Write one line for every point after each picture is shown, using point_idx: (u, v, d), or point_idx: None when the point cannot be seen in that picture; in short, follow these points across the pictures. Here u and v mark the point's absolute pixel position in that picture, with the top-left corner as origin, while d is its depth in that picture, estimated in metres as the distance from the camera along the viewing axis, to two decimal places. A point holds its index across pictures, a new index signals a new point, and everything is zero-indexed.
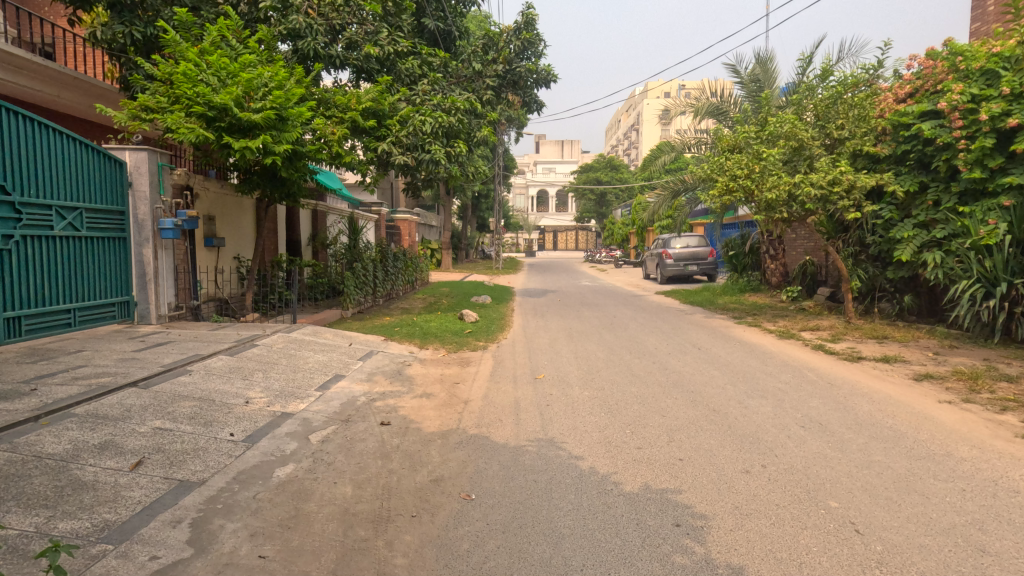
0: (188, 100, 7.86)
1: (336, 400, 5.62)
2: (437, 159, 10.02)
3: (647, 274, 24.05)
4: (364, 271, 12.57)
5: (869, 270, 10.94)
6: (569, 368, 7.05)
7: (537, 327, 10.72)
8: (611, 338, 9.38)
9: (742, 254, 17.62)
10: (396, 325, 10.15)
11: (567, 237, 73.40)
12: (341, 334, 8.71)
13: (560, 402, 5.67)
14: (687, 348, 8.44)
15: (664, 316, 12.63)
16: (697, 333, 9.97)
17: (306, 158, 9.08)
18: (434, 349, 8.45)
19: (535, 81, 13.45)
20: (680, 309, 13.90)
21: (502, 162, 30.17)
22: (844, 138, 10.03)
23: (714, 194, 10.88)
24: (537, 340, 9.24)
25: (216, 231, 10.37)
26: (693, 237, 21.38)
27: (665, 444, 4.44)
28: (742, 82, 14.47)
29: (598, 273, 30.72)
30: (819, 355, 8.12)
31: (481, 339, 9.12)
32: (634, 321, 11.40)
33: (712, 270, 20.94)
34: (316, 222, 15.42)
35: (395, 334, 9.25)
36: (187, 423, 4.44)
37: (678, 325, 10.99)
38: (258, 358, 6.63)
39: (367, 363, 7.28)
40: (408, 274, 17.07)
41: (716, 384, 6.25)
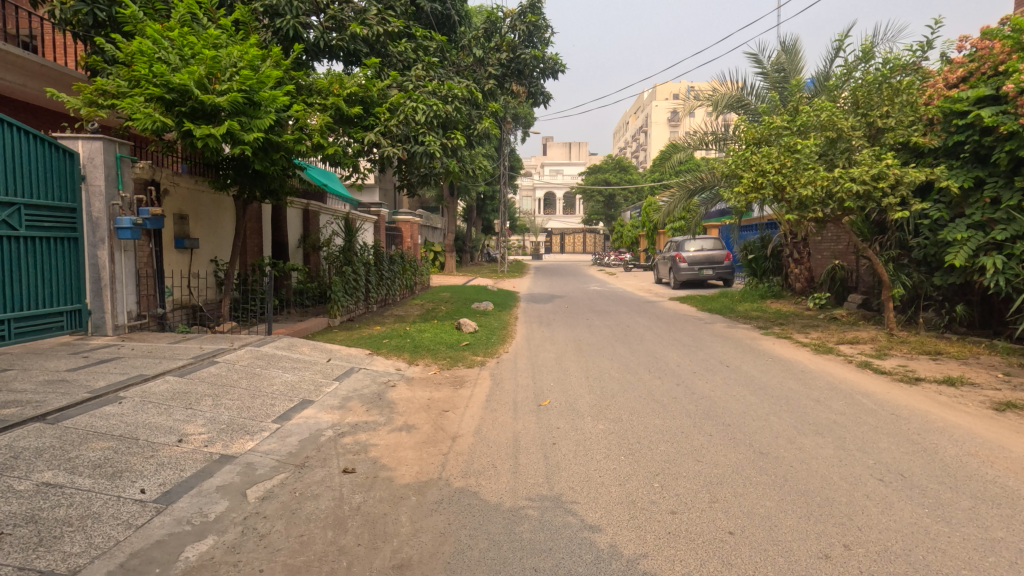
0: (145, 82, 6.91)
1: (295, 437, 4.60)
2: (431, 152, 9.03)
3: (659, 278, 22.96)
4: (355, 275, 11.57)
5: (913, 277, 9.82)
6: (580, 392, 6.01)
7: (543, 338, 9.69)
8: (626, 353, 8.29)
9: (763, 257, 16.50)
10: (386, 336, 9.15)
11: (574, 239, 72.23)
12: (320, 348, 7.72)
13: (568, 440, 4.62)
14: (714, 366, 7.35)
15: (682, 325, 11.52)
16: (723, 347, 8.86)
17: (284, 149, 8.12)
18: (424, 365, 7.42)
19: (541, 70, 12.49)
20: (699, 317, 12.77)
21: (508, 162, 29.21)
22: (887, 128, 8.93)
23: (739, 191, 9.80)
24: (542, 354, 8.20)
25: (189, 231, 9.42)
26: (708, 240, 20.29)
27: (708, 507, 3.40)
28: (765, 73, 13.43)
29: (606, 277, 29.63)
30: (868, 375, 7.02)
31: (479, 354, 8.09)
32: (651, 333, 10.28)
33: (728, 275, 19.81)
34: (308, 222, 14.46)
35: (383, 347, 8.25)
36: (85, 476, 3.42)
37: (700, 337, 9.87)
38: (212, 381, 5.62)
39: (343, 384, 6.26)
40: (406, 278, 16.07)
41: (757, 416, 5.18)
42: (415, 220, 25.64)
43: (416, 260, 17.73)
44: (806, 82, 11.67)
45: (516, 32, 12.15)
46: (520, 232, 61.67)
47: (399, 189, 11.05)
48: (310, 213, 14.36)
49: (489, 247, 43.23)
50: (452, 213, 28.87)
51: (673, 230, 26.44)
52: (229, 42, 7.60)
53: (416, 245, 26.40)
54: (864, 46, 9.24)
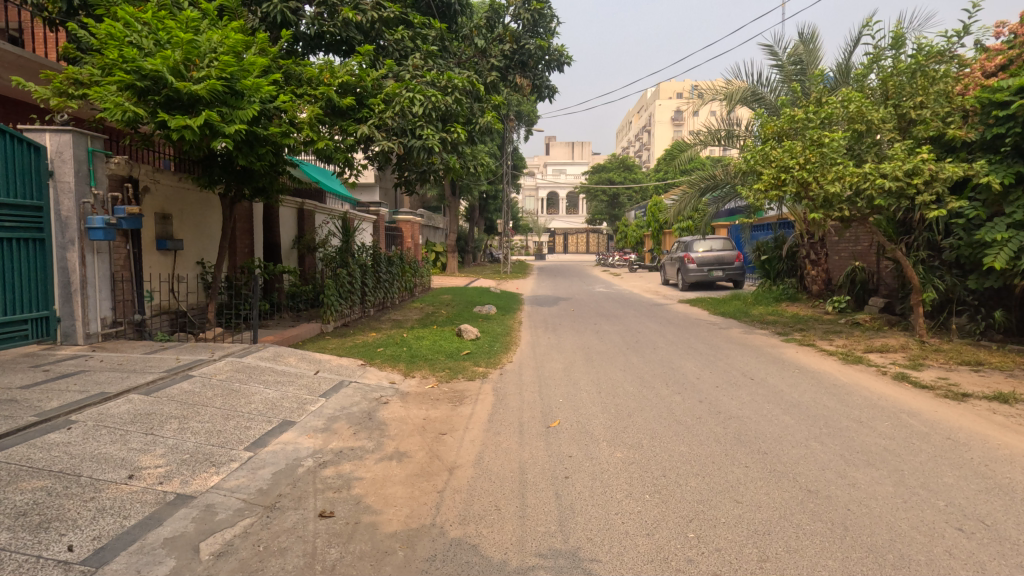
0: (116, 68, 6.33)
1: (270, 468, 4.00)
2: (429, 146, 8.44)
3: (666, 279, 22.32)
4: (350, 277, 10.98)
5: (945, 281, 9.16)
6: (593, 411, 5.39)
7: (549, 345, 9.08)
8: (640, 363, 7.67)
9: (776, 258, 15.86)
10: (382, 343, 8.55)
11: (576, 239, 71.60)
12: (309, 358, 7.13)
13: (582, 473, 4.01)
14: (738, 379, 6.72)
15: (696, 331, 10.88)
16: (744, 356, 8.23)
17: (270, 143, 7.53)
18: (421, 378, 6.82)
19: (545, 62, 11.91)
20: (712, 321, 12.14)
21: (510, 160, 28.54)
22: (920, 120, 8.29)
23: (757, 189, 9.20)
24: (549, 364, 7.59)
25: (173, 231, 8.84)
26: (717, 240, 19.66)
27: (758, 569, 2.79)
28: (781, 64, 12.82)
29: (611, 278, 29.02)
30: (908, 389, 6.40)
31: (481, 364, 7.48)
32: (665, 339, 9.64)
33: (739, 276, 19.17)
34: (303, 222, 13.87)
35: (377, 356, 7.64)
36: (2, 529, 2.82)
37: (717, 344, 9.24)
38: (181, 399, 5.01)
39: (331, 400, 5.64)
40: (405, 280, 15.48)
41: (796, 441, 4.56)
42: (416, 220, 25.08)
43: (415, 261, 17.11)
44: (827, 72, 11.04)
45: (519, 21, 11.55)
46: (522, 232, 61.10)
47: (397, 186, 10.46)
48: (305, 212, 13.79)
49: (491, 247, 42.66)
50: (454, 212, 28.26)
51: (680, 229, 25.80)
52: (210, 26, 7.01)
53: (417, 245, 25.81)
54: (894, 32, 8.61)
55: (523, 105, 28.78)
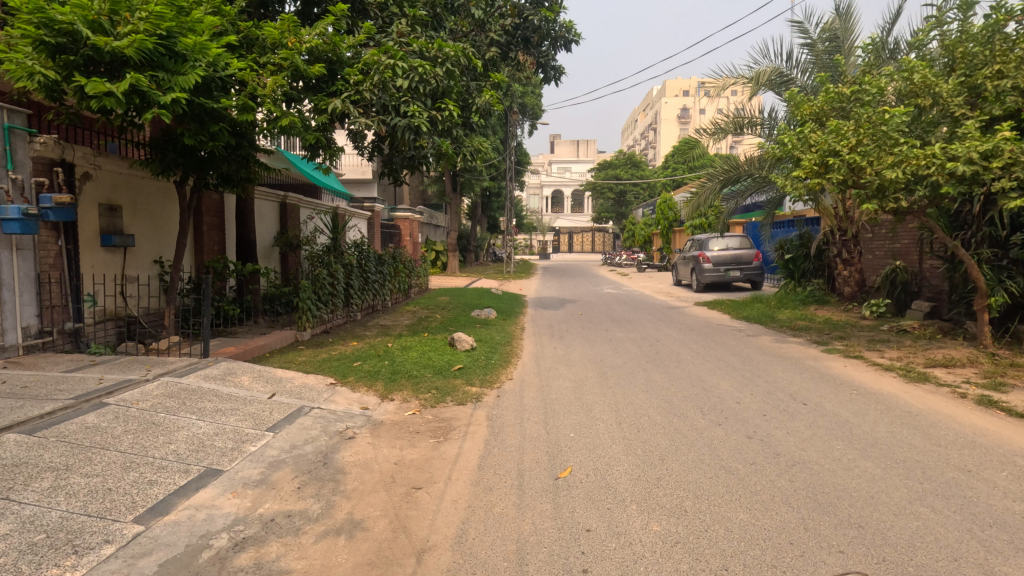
0: (24, 22, 5.15)
1: (159, 555, 2.80)
2: (417, 125, 7.24)
3: (678, 280, 21.09)
4: (332, 278, 9.75)
5: (1016, 282, 7.89)
6: (615, 456, 4.16)
7: (555, 357, 7.86)
8: (664, 381, 6.44)
9: (801, 257, 14.60)
10: (362, 355, 7.35)
11: (581, 238, 70.14)
12: (267, 377, 5.92)
13: (607, 563, 2.79)
14: (788, 404, 5.48)
15: (721, 339, 9.64)
16: (786, 372, 6.97)
17: (224, 120, 6.33)
18: (400, 402, 5.62)
19: (552, 40, 10.79)
20: (737, 328, 10.89)
21: (514, 155, 27.35)
22: (1001, 92, 6.86)
23: (797, 176, 8.01)
24: (556, 383, 6.38)
25: (121, 226, 7.66)
26: (734, 238, 18.40)
27: None
28: (814, 41, 11.60)
29: (619, 278, 27.71)
30: (1003, 419, 5.15)
31: (474, 384, 6.27)
32: (688, 350, 8.39)
33: (757, 276, 17.93)
34: (286, 218, 12.70)
35: (353, 372, 6.44)
36: None
37: (750, 356, 7.99)
38: (74, 441, 3.81)
39: (279, 437, 4.44)
40: (399, 281, 14.28)
41: (899, 507, 3.32)
42: (414, 217, 23.97)
43: (410, 261, 15.90)
44: (870, 45, 9.78)
45: None
46: (526, 230, 59.76)
47: (383, 175, 9.28)
48: (288, 207, 12.66)
49: (494, 246, 41.43)
50: (454, 208, 27.09)
51: (693, 227, 24.47)
52: None
53: (416, 244, 24.85)
54: None
55: (524, 96, 27.91)
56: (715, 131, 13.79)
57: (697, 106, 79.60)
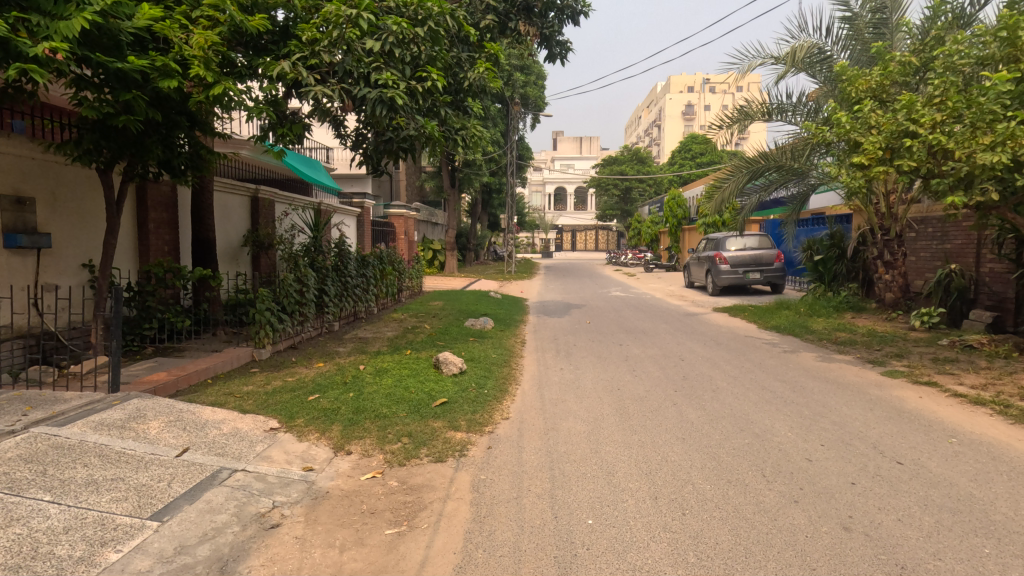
0: None
1: None
2: (390, 98, 5.84)
3: (691, 282, 19.67)
4: (299, 284, 8.30)
5: None
6: (656, 570, 2.78)
7: (563, 384, 6.45)
8: (705, 423, 5.02)
9: (833, 258, 13.16)
10: (324, 384, 5.95)
11: (585, 236, 68.48)
12: (185, 423, 4.50)
13: None
14: (879, 464, 4.07)
15: (757, 357, 8.18)
16: (854, 406, 5.54)
17: (140, 88, 4.99)
18: (357, 461, 4.21)
19: (557, 11, 9.46)
20: (771, 342, 9.43)
21: (516, 149, 25.96)
22: None
23: (858, 162, 6.65)
24: (563, 424, 5.01)
25: (34, 222, 6.29)
26: (753, 237, 16.99)
27: None
28: (857, 13, 10.19)
29: (626, 279, 26.31)
30: None
31: (460, 427, 4.86)
32: (722, 373, 6.96)
33: (779, 279, 16.53)
34: (257, 215, 11.26)
35: (305, 411, 5.04)
36: None
37: (801, 382, 6.55)
38: None
39: (165, 532, 3.03)
40: (387, 285, 12.86)
41: None
42: (409, 214, 22.58)
43: (400, 261, 14.44)
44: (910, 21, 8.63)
45: None
46: (529, 229, 58.27)
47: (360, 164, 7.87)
48: (260, 201, 11.25)
49: (495, 244, 40.01)
50: (452, 205, 25.72)
51: (705, 225, 23.06)
52: None
53: (411, 243, 23.47)
54: None
55: (526, 87, 26.65)
56: (743, 117, 12.23)
57: (703, 101, 78.13)
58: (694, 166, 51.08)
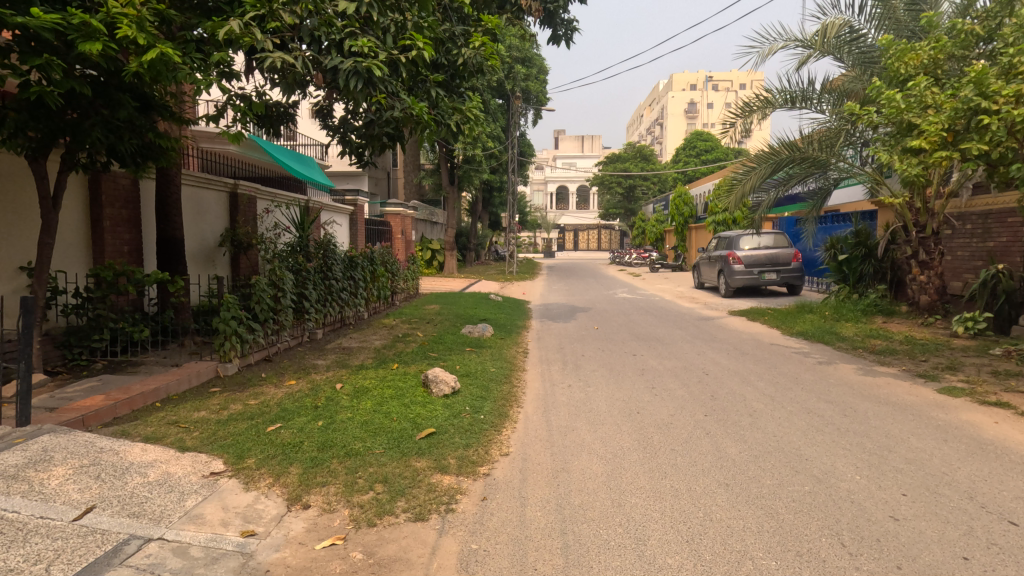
0: None
1: None
2: (366, 69, 4.96)
3: (701, 282, 18.75)
4: (274, 289, 7.38)
5: None
6: None
7: (572, 406, 5.52)
8: (750, 462, 4.09)
9: (859, 258, 12.22)
10: (290, 409, 5.02)
11: (587, 236, 67.63)
12: (102, 467, 3.58)
13: None
14: (988, 526, 3.14)
15: (791, 369, 7.23)
16: (925, 436, 4.61)
17: (55, 54, 4.10)
18: (315, 522, 3.29)
19: None
20: (800, 351, 8.48)
21: (518, 146, 24.78)
22: None
23: (915, 146, 5.79)
24: (575, 464, 4.09)
25: None
26: (768, 235, 16.04)
27: None
28: None
29: (631, 279, 25.38)
30: None
31: (448, 469, 3.95)
32: (757, 392, 6.02)
33: (796, 280, 15.60)
34: (235, 213, 10.31)
35: (260, 448, 4.11)
36: None
37: (850, 403, 5.61)
38: None
39: None
40: (379, 287, 11.95)
41: None
42: (406, 212, 21.64)
43: (395, 261, 13.50)
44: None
45: None
46: (530, 228, 57.36)
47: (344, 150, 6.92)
48: (239, 197, 10.32)
49: (495, 244, 39.11)
50: (451, 203, 24.82)
51: (714, 223, 22.13)
52: None
53: (408, 242, 22.54)
54: None
55: (527, 81, 25.72)
56: (763, 105, 11.21)
57: (706, 99, 77.13)
58: (698, 165, 50.20)
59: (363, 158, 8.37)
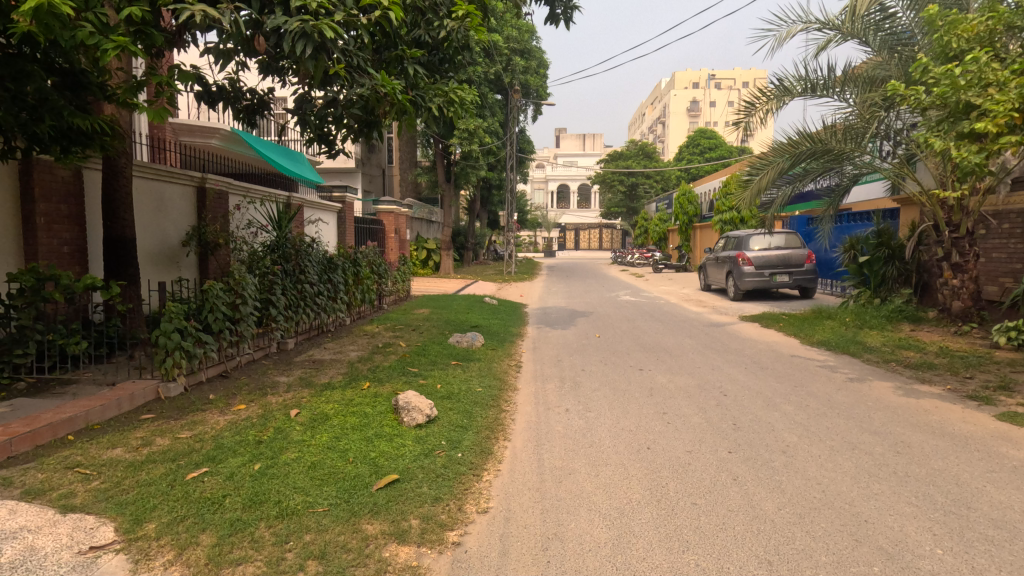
0: None
1: None
2: (317, 31, 4.11)
3: (708, 284, 17.82)
4: (233, 296, 6.49)
5: None
6: None
7: (568, 440, 4.63)
8: (791, 526, 3.21)
9: (881, 259, 11.35)
10: (226, 445, 4.14)
11: (588, 235, 66.79)
12: None
13: None
14: None
15: (819, 388, 6.32)
16: (1007, 485, 3.71)
17: None
18: None
19: None
20: (826, 366, 7.57)
21: (517, 142, 24.58)
22: None
23: (981, 128, 4.84)
24: (571, 528, 3.21)
25: None
26: (780, 236, 15.11)
27: None
28: None
29: (633, 279, 24.47)
30: None
31: (407, 537, 3.07)
32: (786, 419, 5.12)
33: (809, 283, 14.70)
34: (202, 210, 9.39)
35: (168, 505, 3.22)
36: None
37: (899, 434, 4.72)
38: None
39: None
40: (364, 290, 11.06)
41: None
42: (399, 211, 20.75)
43: (382, 262, 12.57)
44: None
45: None
46: (530, 228, 56.51)
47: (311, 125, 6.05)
48: (206, 193, 9.42)
49: (495, 243, 38.24)
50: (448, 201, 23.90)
51: (721, 223, 21.20)
52: None
53: (401, 241, 21.66)
54: None
55: (526, 74, 24.69)
56: (781, 93, 10.29)
57: (709, 97, 76.07)
58: (701, 163, 49.28)
59: (332, 146, 7.58)
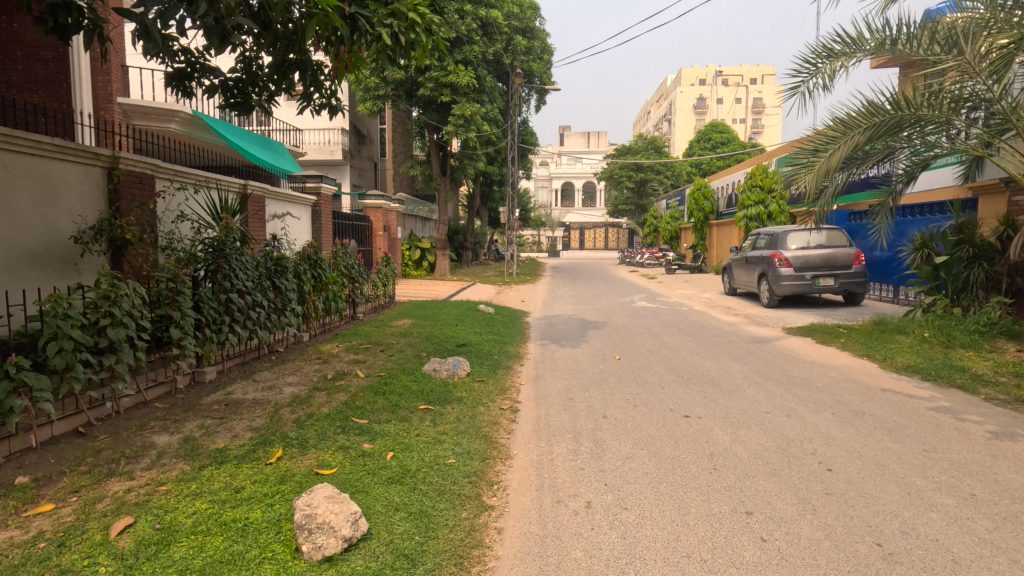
0: None
1: None
2: None
3: (734, 287, 15.68)
4: (89, 316, 4.42)
5: None
6: None
7: None
8: None
9: (960, 259, 9.22)
10: None
11: (594, 234, 64.80)
12: None
13: None
14: None
15: (964, 453, 4.20)
16: None
17: None
18: None
19: None
20: (942, 409, 5.43)
21: (518, 132, 21.98)
22: None
23: None
24: None
25: None
26: (824, 232, 12.94)
27: None
28: None
29: (646, 281, 22.40)
30: None
31: None
32: (964, 535, 3.00)
33: (857, 287, 12.58)
34: (111, 201, 7.26)
35: None
36: None
37: None
38: None
39: None
40: (329, 301, 8.85)
41: None
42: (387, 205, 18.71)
43: (357, 264, 10.43)
44: None
45: None
46: (534, 226, 54.47)
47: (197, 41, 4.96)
48: (118, 177, 7.31)
49: (495, 242, 36.19)
50: (443, 196, 21.84)
51: (745, 219, 19.05)
52: None
53: (391, 239, 19.65)
54: None
55: (528, 58, 22.75)
56: (847, 50, 8.18)
57: (717, 93, 73.97)
58: (712, 158, 47.23)
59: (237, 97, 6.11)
